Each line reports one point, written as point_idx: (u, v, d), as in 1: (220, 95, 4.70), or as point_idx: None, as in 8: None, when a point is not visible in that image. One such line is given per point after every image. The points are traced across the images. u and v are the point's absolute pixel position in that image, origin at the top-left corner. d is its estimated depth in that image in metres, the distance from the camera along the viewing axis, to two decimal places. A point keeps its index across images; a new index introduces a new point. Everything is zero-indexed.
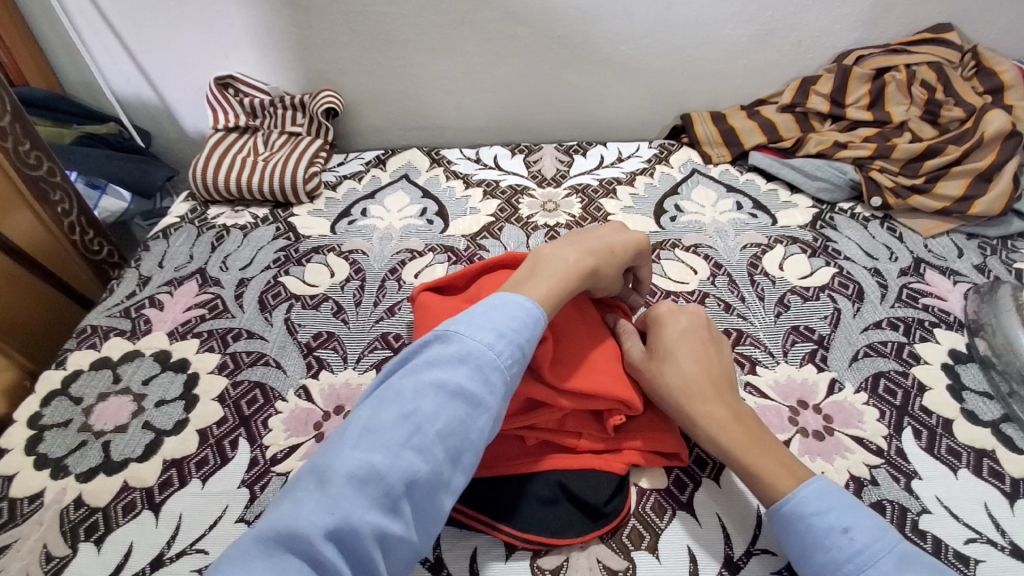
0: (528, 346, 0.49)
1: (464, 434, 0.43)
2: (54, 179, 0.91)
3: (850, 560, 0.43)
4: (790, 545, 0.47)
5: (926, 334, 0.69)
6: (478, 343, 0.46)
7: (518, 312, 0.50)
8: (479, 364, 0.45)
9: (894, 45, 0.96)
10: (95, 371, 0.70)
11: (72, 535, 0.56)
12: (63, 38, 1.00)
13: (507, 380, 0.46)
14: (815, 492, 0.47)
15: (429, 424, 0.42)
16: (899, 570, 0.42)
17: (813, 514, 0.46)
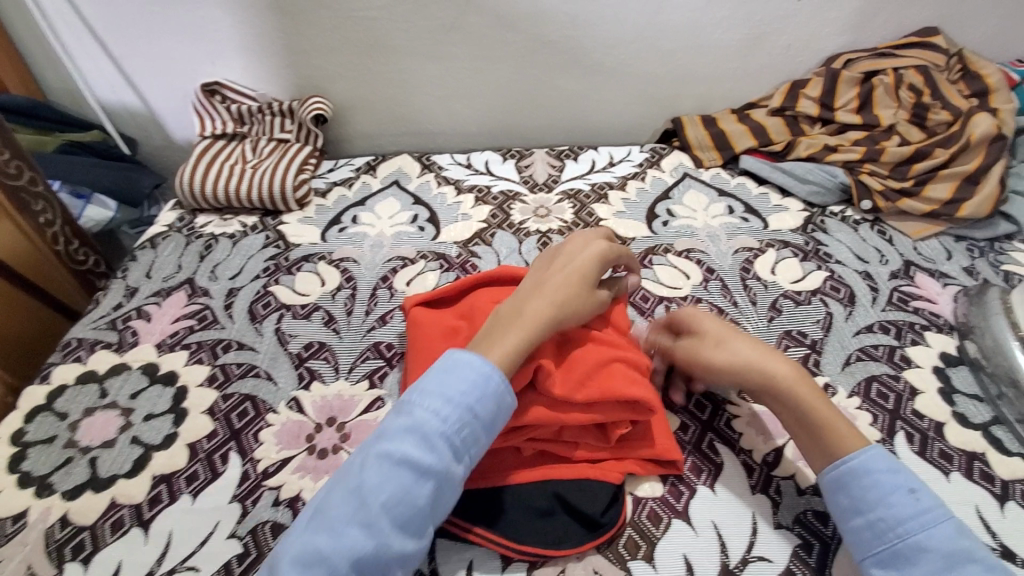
0: (482, 406, 0.48)
1: (413, 504, 0.44)
2: (35, 188, 0.88)
3: (915, 517, 0.46)
4: (846, 499, 0.49)
5: (917, 337, 0.69)
6: (425, 412, 0.47)
7: (470, 373, 0.49)
8: (425, 432, 0.46)
9: (881, 50, 0.97)
10: (81, 385, 0.69)
11: (58, 555, 0.55)
12: (45, 45, 0.99)
13: (457, 445, 0.47)
14: (882, 455, 0.49)
15: (372, 498, 0.44)
16: (956, 535, 0.45)
17: (882, 473, 0.48)
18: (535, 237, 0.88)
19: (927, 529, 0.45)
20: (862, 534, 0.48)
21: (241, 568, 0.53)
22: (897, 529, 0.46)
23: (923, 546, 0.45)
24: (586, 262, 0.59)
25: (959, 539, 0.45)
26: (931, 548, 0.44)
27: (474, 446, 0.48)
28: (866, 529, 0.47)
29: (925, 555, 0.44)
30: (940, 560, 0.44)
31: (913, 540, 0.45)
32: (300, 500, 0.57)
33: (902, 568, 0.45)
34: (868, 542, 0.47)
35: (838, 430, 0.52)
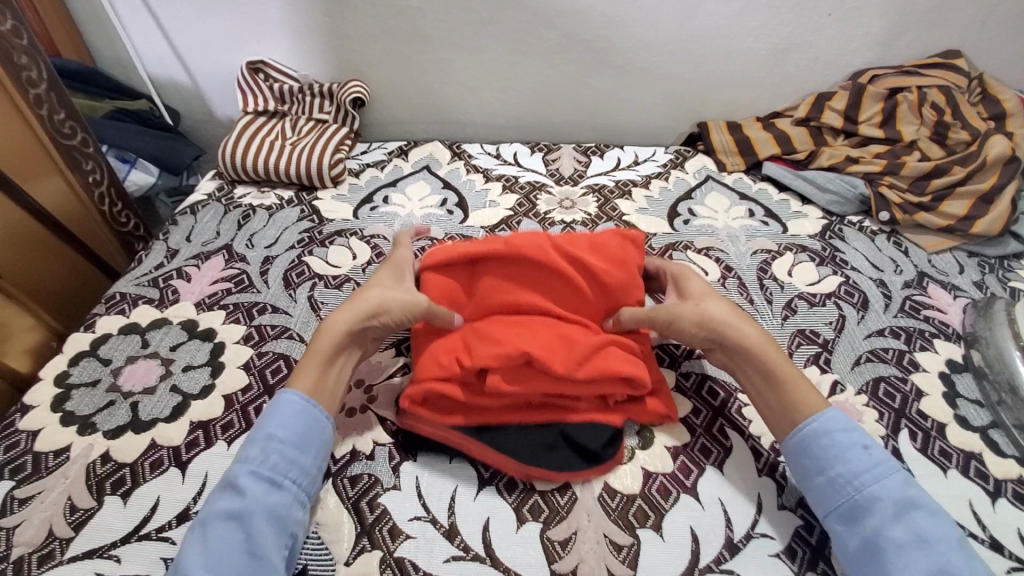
0: (285, 431, 0.53)
1: (241, 546, 0.47)
2: (87, 149, 0.93)
3: (869, 470, 0.51)
4: (807, 459, 0.54)
5: (926, 344, 0.72)
6: (234, 464, 0.51)
7: (273, 410, 0.55)
8: (234, 478, 0.50)
9: (907, 67, 0.99)
10: (123, 335, 0.72)
11: (98, 489, 0.57)
12: (100, 15, 1.03)
13: (269, 473, 0.51)
14: (841, 416, 0.55)
15: (194, 562, 0.45)
16: (905, 485, 0.50)
17: (840, 433, 0.54)
18: (560, 227, 0.91)
19: (878, 480, 0.50)
20: (822, 491, 0.52)
21: None
22: (853, 482, 0.51)
23: (876, 498, 0.49)
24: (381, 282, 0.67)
25: (907, 489, 0.50)
26: (884, 497, 0.49)
27: (291, 469, 0.52)
28: (825, 485, 0.52)
29: (878, 504, 0.49)
30: (891, 507, 0.49)
31: (867, 491, 0.50)
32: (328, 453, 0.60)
33: (858, 518, 0.49)
34: (828, 497, 0.52)
35: (802, 390, 0.57)
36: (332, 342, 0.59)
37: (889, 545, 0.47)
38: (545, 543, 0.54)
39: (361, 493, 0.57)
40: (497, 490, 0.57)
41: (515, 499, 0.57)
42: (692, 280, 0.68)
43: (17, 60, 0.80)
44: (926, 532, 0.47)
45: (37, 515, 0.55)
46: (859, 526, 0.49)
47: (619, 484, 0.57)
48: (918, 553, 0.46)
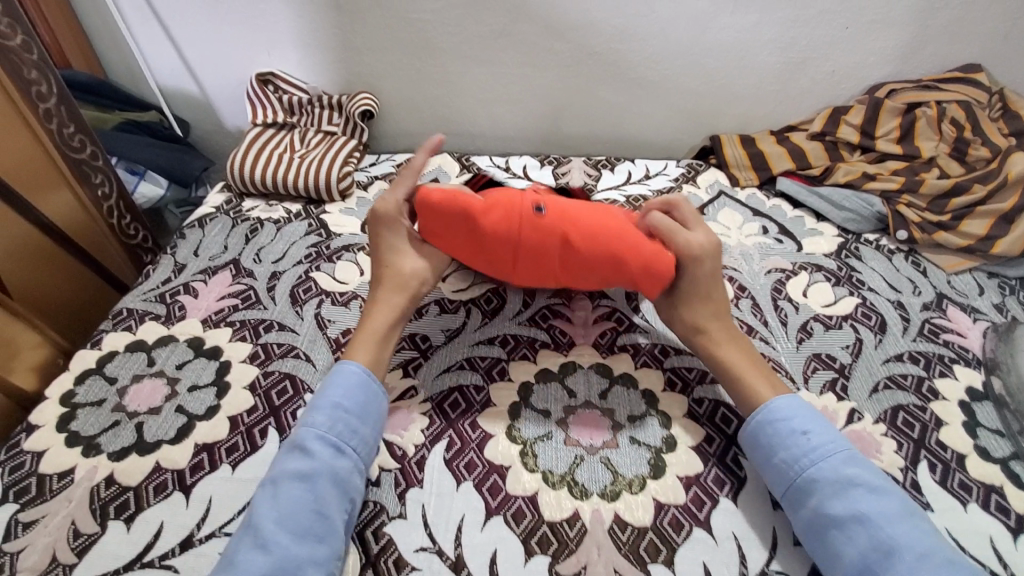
0: (348, 400, 0.58)
1: (309, 504, 0.51)
2: (96, 163, 0.93)
3: (806, 455, 0.55)
4: (757, 449, 0.58)
5: (946, 370, 0.70)
6: (301, 429, 0.56)
7: (338, 380, 0.60)
8: (302, 442, 0.55)
9: (925, 82, 0.97)
10: (130, 353, 0.72)
11: (102, 513, 0.57)
12: (111, 26, 1.03)
13: (334, 440, 0.55)
14: (785, 403, 0.58)
15: (267, 517, 0.50)
16: (843, 465, 0.53)
17: (780, 422, 0.57)
18: None
19: (817, 462, 0.54)
20: (772, 478, 0.56)
21: None
22: (795, 467, 0.55)
23: (814, 479, 0.53)
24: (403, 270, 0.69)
25: (846, 467, 0.53)
26: (823, 477, 0.53)
27: (353, 438, 0.56)
28: (774, 470, 0.56)
29: (817, 485, 0.53)
30: (830, 486, 0.52)
31: (807, 473, 0.54)
32: None
33: (803, 500, 0.53)
34: (777, 482, 0.56)
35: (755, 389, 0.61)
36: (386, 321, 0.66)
37: (830, 523, 0.51)
38: None
39: (367, 522, 0.56)
40: (505, 520, 0.56)
41: (522, 530, 0.55)
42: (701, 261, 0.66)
43: (26, 75, 0.80)
44: (863, 507, 0.50)
45: (40, 540, 0.55)
46: (805, 507, 0.53)
47: (629, 516, 0.56)
48: (857, 527, 0.50)
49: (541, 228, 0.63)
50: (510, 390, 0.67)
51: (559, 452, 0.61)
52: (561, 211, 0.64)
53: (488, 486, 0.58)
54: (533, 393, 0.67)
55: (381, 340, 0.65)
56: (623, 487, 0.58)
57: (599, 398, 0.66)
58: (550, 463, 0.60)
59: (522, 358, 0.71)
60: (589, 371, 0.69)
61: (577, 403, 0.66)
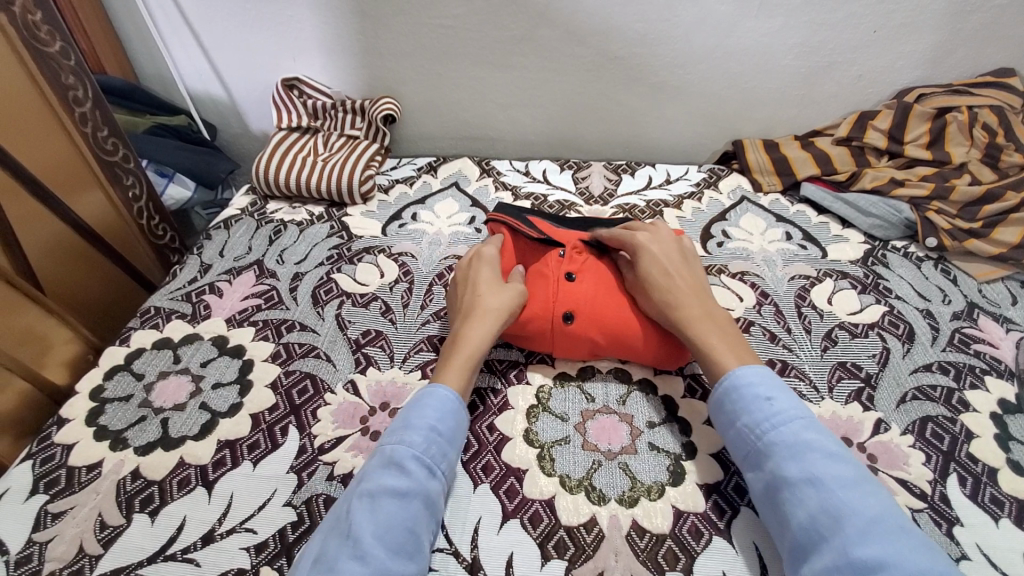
0: (444, 424, 0.57)
1: (404, 524, 0.50)
2: (127, 165, 0.96)
3: (766, 420, 0.53)
4: (722, 412, 0.57)
5: (977, 381, 0.67)
6: (395, 445, 0.54)
7: (434, 402, 0.58)
8: (399, 459, 0.53)
9: (956, 86, 0.94)
10: (157, 350, 0.74)
11: (127, 506, 0.58)
12: (143, 33, 1.06)
13: (429, 461, 0.54)
14: (751, 371, 0.57)
15: (365, 528, 0.48)
16: (803, 432, 0.51)
17: (746, 388, 0.56)
18: None
19: (776, 427, 0.52)
20: (735, 442, 0.55)
21: (294, 535, 0.55)
22: (754, 431, 0.53)
23: (772, 443, 0.52)
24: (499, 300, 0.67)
25: (806, 434, 0.51)
26: (779, 442, 0.51)
27: (444, 461, 0.55)
28: (737, 435, 0.55)
29: (774, 449, 0.51)
30: (786, 451, 0.50)
31: (765, 438, 0.52)
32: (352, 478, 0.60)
33: (761, 464, 0.52)
34: (739, 446, 0.55)
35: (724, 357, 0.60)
36: (484, 343, 0.64)
37: (784, 484, 0.49)
38: None
39: None
40: (522, 523, 0.56)
41: (539, 534, 0.55)
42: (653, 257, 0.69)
43: (65, 80, 0.83)
44: (818, 471, 0.48)
45: (68, 530, 0.56)
46: (763, 470, 0.52)
47: (647, 522, 0.56)
48: (809, 490, 0.47)
49: (570, 337, 0.67)
50: (527, 393, 0.67)
51: (577, 457, 0.61)
52: (592, 314, 0.67)
53: (505, 488, 0.58)
54: (551, 397, 0.66)
55: (471, 362, 0.63)
56: (641, 493, 0.58)
57: (617, 402, 0.66)
58: (568, 468, 0.60)
59: (540, 362, 0.71)
60: (608, 375, 0.69)
61: (596, 407, 0.65)
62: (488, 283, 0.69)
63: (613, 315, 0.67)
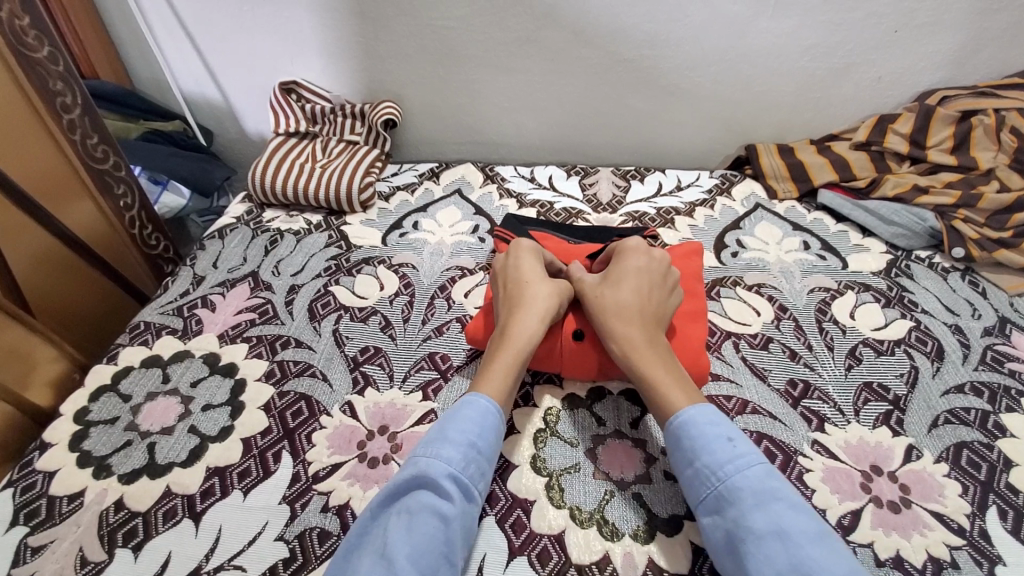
0: (485, 442, 0.55)
1: (440, 546, 0.47)
2: (119, 173, 0.92)
3: (731, 461, 0.50)
4: (677, 449, 0.53)
5: (1014, 404, 0.63)
6: (432, 460, 0.52)
7: (474, 414, 0.56)
8: (437, 477, 0.51)
9: (982, 88, 0.90)
10: (145, 368, 0.70)
11: (109, 540, 0.55)
12: (137, 36, 1.03)
13: (466, 482, 0.52)
14: (709, 410, 0.54)
15: (400, 549, 0.46)
16: (766, 477, 0.49)
17: (705, 426, 0.53)
18: None
19: (741, 471, 0.49)
20: (691, 483, 0.51)
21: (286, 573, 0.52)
22: (715, 474, 0.50)
23: (735, 488, 0.48)
24: (546, 293, 0.66)
25: (769, 480, 0.48)
26: (744, 488, 0.48)
27: (481, 482, 0.53)
28: (695, 476, 0.51)
29: (739, 495, 0.48)
30: (750, 499, 0.47)
31: (728, 482, 0.49)
32: (348, 508, 0.56)
33: (721, 510, 0.48)
34: (695, 489, 0.51)
35: (668, 391, 0.57)
36: (530, 341, 0.63)
37: (748, 536, 0.46)
38: None
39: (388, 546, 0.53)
40: (529, 561, 0.52)
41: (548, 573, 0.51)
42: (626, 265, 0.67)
43: (51, 86, 0.80)
44: (785, 523, 0.45)
45: (46, 567, 0.53)
46: (722, 518, 0.48)
47: (664, 560, 0.52)
48: (776, 545, 0.44)
49: (579, 352, 0.65)
50: (535, 416, 0.63)
51: (588, 487, 0.57)
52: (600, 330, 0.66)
53: (511, 522, 0.55)
54: (559, 421, 0.63)
55: (514, 365, 0.61)
56: (657, 528, 0.54)
57: (629, 426, 0.62)
58: (578, 498, 0.56)
59: (548, 381, 0.67)
60: (619, 397, 0.65)
61: (607, 432, 0.62)
62: (536, 275, 0.69)
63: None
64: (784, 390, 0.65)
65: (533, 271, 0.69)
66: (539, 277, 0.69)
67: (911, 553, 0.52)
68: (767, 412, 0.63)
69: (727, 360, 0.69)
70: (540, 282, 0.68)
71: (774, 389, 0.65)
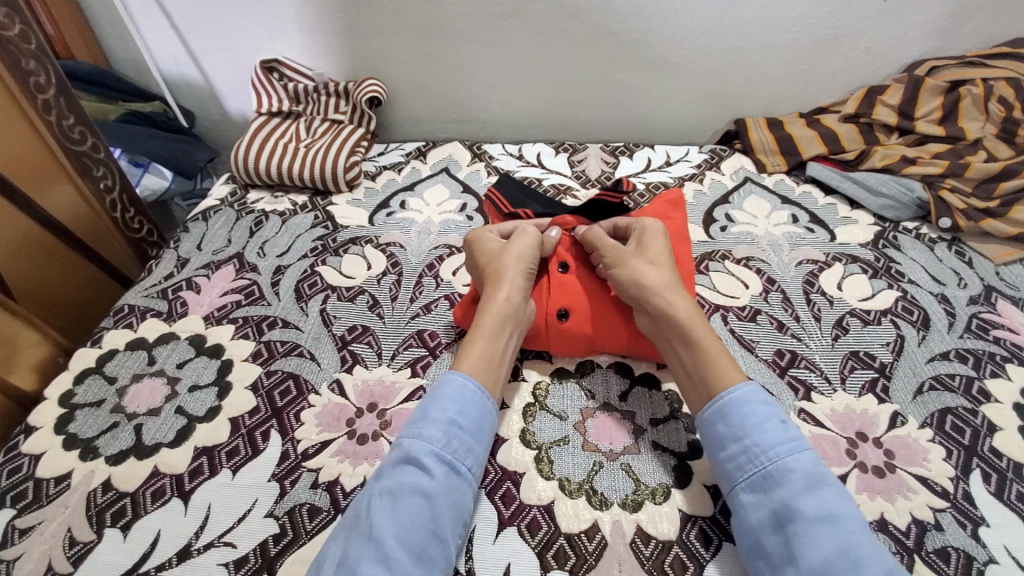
0: (466, 417, 0.55)
1: (426, 524, 0.48)
2: (98, 155, 0.90)
3: (783, 443, 0.50)
4: (726, 426, 0.53)
5: (998, 369, 0.64)
6: (414, 440, 0.53)
7: (453, 393, 0.56)
8: (419, 455, 0.52)
9: (970, 58, 0.89)
10: (130, 351, 0.69)
11: (98, 520, 0.54)
12: (111, 14, 1.00)
13: (450, 458, 0.52)
14: (757, 392, 0.54)
15: (385, 530, 0.47)
16: (815, 462, 0.49)
17: (759, 405, 0.53)
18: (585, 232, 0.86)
19: (792, 454, 0.50)
20: (734, 461, 0.51)
21: (276, 549, 0.52)
22: (766, 453, 0.50)
23: (788, 469, 0.49)
24: (509, 265, 0.66)
25: (818, 466, 0.49)
26: (794, 469, 0.49)
27: (468, 457, 0.54)
28: (742, 455, 0.51)
29: (790, 477, 0.48)
30: (802, 481, 0.48)
31: (779, 463, 0.49)
32: (338, 484, 0.56)
33: (767, 489, 0.49)
34: (739, 466, 0.51)
35: (723, 364, 0.57)
36: (499, 316, 0.62)
37: (797, 517, 0.46)
38: None
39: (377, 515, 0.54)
40: (519, 531, 0.52)
41: (538, 543, 0.52)
42: (655, 240, 0.68)
43: (24, 65, 0.78)
44: (835, 509, 0.46)
45: (33, 549, 0.52)
46: (767, 497, 0.48)
47: (652, 528, 0.52)
48: (826, 529, 0.45)
49: (564, 335, 0.66)
50: (524, 391, 0.64)
51: (577, 458, 0.57)
52: (585, 309, 0.66)
53: (501, 494, 0.55)
54: (548, 395, 0.63)
55: (487, 340, 0.61)
56: (646, 496, 0.54)
57: (618, 399, 0.62)
58: (567, 470, 0.56)
59: (537, 358, 0.67)
60: (608, 370, 0.66)
61: (596, 405, 0.62)
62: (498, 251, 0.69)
63: (607, 307, 0.67)
64: (771, 360, 0.66)
65: (491, 250, 0.70)
66: (503, 252, 0.68)
67: (896, 517, 0.52)
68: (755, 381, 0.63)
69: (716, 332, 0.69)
70: (499, 256, 0.68)
71: (762, 359, 0.66)
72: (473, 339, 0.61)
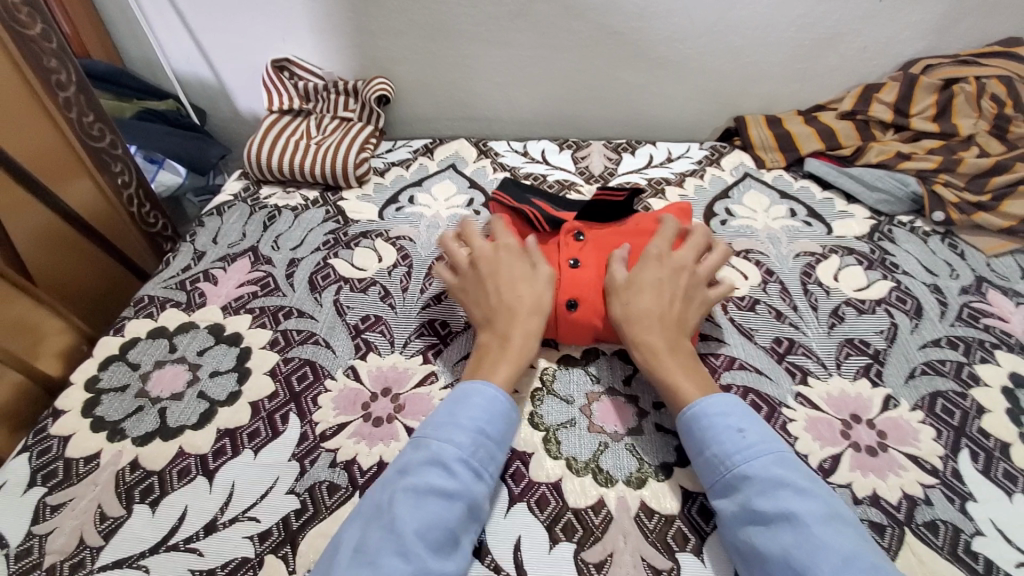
0: (494, 427, 0.56)
1: (448, 524, 0.49)
2: (116, 152, 0.93)
3: (739, 451, 0.52)
4: (690, 439, 0.55)
5: (987, 355, 0.67)
6: (444, 443, 0.53)
7: (483, 402, 0.57)
8: (447, 458, 0.52)
9: (964, 57, 0.92)
10: (152, 339, 0.72)
11: (127, 496, 0.57)
12: (127, 14, 1.03)
13: (476, 464, 0.53)
14: (722, 400, 0.56)
15: (408, 524, 0.48)
16: (773, 464, 0.51)
17: (716, 416, 0.55)
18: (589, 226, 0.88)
19: (748, 460, 0.51)
20: (702, 471, 0.54)
21: (298, 523, 0.55)
22: (724, 463, 0.52)
23: (744, 475, 0.51)
24: (534, 288, 0.66)
25: (776, 468, 0.50)
26: (752, 474, 0.50)
27: (491, 464, 0.55)
28: (706, 466, 0.54)
29: (746, 482, 0.50)
30: (757, 485, 0.50)
31: (736, 470, 0.51)
32: (356, 464, 0.59)
33: (731, 496, 0.51)
34: (707, 477, 0.53)
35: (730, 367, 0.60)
36: (527, 344, 0.63)
37: (755, 521, 0.48)
38: (582, 566, 0.51)
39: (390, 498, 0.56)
40: (529, 507, 0.55)
41: (547, 517, 0.54)
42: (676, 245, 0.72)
43: (45, 63, 0.80)
44: (792, 508, 0.47)
45: (67, 523, 0.55)
46: (732, 503, 0.50)
47: (655, 503, 0.55)
48: (784, 529, 0.47)
49: (574, 325, 0.67)
50: (532, 376, 0.66)
51: (584, 439, 0.60)
52: (596, 300, 0.67)
53: (511, 472, 0.58)
54: (555, 380, 0.66)
55: (516, 364, 0.62)
56: (649, 474, 0.57)
57: (623, 384, 0.65)
58: (574, 450, 0.59)
59: (544, 345, 0.70)
60: (612, 357, 0.68)
61: (602, 389, 0.65)
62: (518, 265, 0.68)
63: None
64: (769, 347, 0.68)
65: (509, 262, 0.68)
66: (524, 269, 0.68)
67: (888, 493, 0.55)
68: (754, 367, 0.66)
69: (716, 321, 0.72)
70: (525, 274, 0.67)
71: (761, 347, 0.68)
72: (502, 361, 0.61)
